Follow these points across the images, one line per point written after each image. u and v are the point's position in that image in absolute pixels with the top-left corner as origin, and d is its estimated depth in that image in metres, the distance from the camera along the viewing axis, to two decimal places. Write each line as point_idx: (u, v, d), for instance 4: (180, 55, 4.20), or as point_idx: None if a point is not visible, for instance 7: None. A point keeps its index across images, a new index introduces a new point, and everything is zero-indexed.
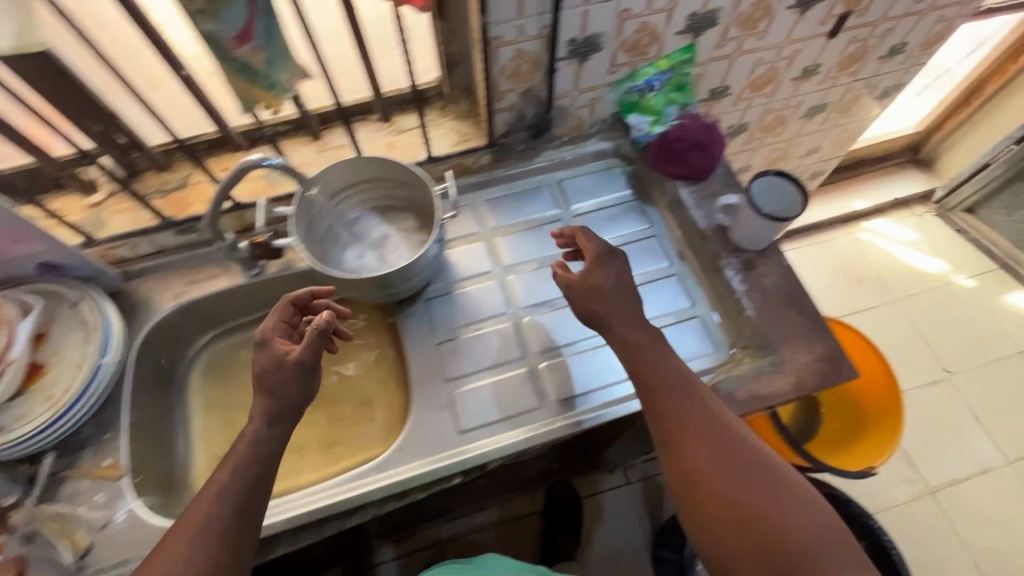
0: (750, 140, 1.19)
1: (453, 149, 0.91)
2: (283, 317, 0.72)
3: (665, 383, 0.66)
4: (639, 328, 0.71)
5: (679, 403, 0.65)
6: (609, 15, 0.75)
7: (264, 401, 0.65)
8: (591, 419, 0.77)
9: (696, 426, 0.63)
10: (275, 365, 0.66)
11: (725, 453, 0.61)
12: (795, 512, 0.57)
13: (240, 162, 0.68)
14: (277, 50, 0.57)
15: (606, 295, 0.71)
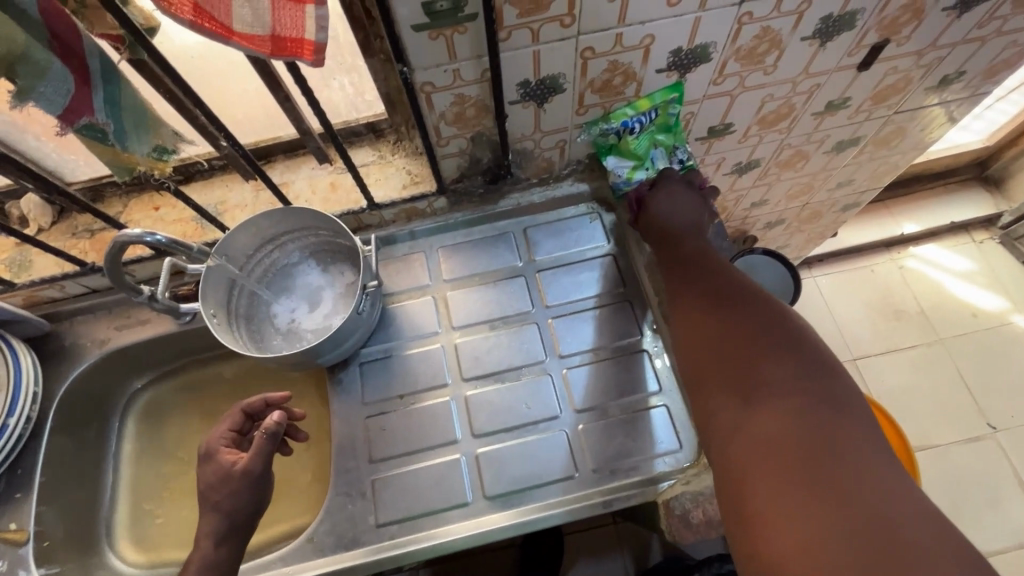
0: (765, 175, 1.02)
1: (402, 194, 0.81)
2: (233, 425, 0.64)
3: (694, 259, 0.69)
4: (697, 241, 0.71)
5: (707, 272, 0.67)
6: (566, 55, 0.62)
7: (212, 520, 0.58)
8: (624, 498, 0.69)
9: (710, 282, 0.65)
10: (221, 482, 0.58)
11: (738, 305, 0.61)
12: (797, 381, 0.52)
13: (116, 235, 0.60)
14: (130, 120, 0.48)
15: (668, 218, 0.74)
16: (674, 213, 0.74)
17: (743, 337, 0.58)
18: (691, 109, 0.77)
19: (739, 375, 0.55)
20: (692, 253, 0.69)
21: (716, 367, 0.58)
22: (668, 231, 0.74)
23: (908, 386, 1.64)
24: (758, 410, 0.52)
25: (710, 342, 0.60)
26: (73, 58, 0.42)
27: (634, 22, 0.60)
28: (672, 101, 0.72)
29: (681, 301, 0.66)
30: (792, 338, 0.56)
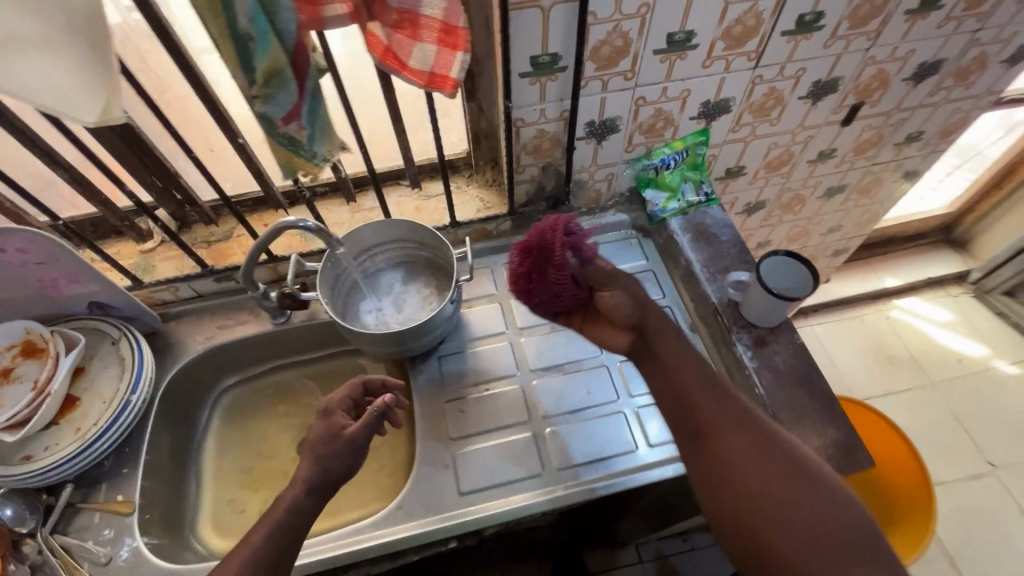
0: (770, 217, 1.21)
1: (476, 216, 0.96)
2: (349, 394, 0.73)
3: (715, 404, 0.66)
4: (692, 367, 0.70)
5: (726, 421, 0.65)
6: (625, 101, 0.81)
7: (310, 469, 0.65)
8: (659, 471, 0.77)
9: (738, 434, 0.64)
10: (329, 439, 0.67)
11: (766, 459, 0.62)
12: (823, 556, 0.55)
13: (275, 222, 0.73)
14: (319, 128, 0.63)
15: (660, 325, 0.74)
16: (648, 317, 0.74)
17: (784, 496, 0.59)
18: (713, 152, 0.96)
19: (771, 556, 0.57)
20: (708, 397, 0.67)
21: (768, 533, 0.58)
22: (669, 359, 0.71)
23: (908, 426, 1.74)
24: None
25: (757, 503, 0.60)
26: (300, 78, 0.58)
27: (677, 78, 0.79)
28: (701, 143, 0.91)
29: (717, 454, 0.63)
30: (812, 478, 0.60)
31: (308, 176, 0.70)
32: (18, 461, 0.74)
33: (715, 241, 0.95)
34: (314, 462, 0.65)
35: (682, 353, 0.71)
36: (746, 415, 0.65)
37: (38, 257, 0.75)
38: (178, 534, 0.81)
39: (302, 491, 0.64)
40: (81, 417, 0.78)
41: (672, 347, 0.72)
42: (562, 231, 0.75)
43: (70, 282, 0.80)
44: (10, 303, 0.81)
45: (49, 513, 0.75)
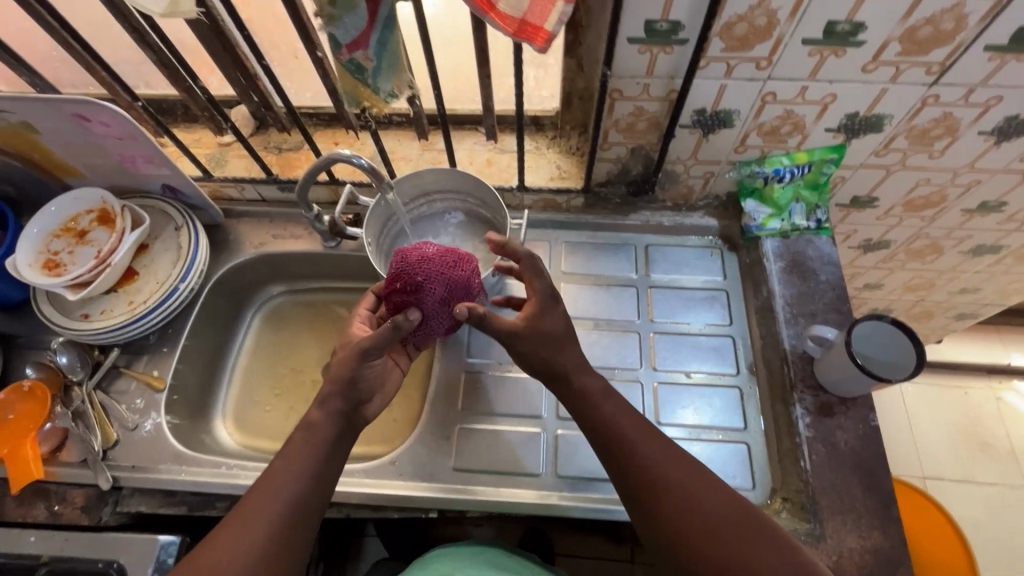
0: (889, 259, 1.02)
1: (548, 184, 0.88)
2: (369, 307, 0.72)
3: (664, 458, 0.61)
4: (604, 392, 0.66)
5: (677, 478, 0.59)
6: (750, 94, 0.67)
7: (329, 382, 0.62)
8: None
9: (683, 491, 0.58)
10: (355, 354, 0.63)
11: (720, 517, 0.57)
12: None
13: (332, 153, 0.70)
14: (386, 64, 0.57)
15: (561, 341, 0.66)
16: (574, 360, 0.66)
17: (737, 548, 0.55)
18: (843, 174, 0.79)
19: None
20: (650, 453, 0.61)
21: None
22: (612, 416, 0.64)
23: (977, 524, 1.51)
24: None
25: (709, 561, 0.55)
26: (373, 2, 0.51)
27: (823, 80, 0.64)
28: (829, 161, 0.75)
29: (666, 513, 0.57)
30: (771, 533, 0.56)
31: (372, 108, 0.65)
32: (78, 317, 0.81)
33: (810, 278, 0.81)
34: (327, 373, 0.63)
35: (621, 411, 0.65)
36: (690, 467, 0.60)
37: (119, 133, 0.77)
38: (199, 419, 0.88)
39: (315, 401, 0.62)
40: (135, 292, 0.83)
41: (607, 400, 0.65)
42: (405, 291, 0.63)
43: (146, 163, 0.83)
44: (93, 169, 0.85)
45: (96, 370, 0.82)
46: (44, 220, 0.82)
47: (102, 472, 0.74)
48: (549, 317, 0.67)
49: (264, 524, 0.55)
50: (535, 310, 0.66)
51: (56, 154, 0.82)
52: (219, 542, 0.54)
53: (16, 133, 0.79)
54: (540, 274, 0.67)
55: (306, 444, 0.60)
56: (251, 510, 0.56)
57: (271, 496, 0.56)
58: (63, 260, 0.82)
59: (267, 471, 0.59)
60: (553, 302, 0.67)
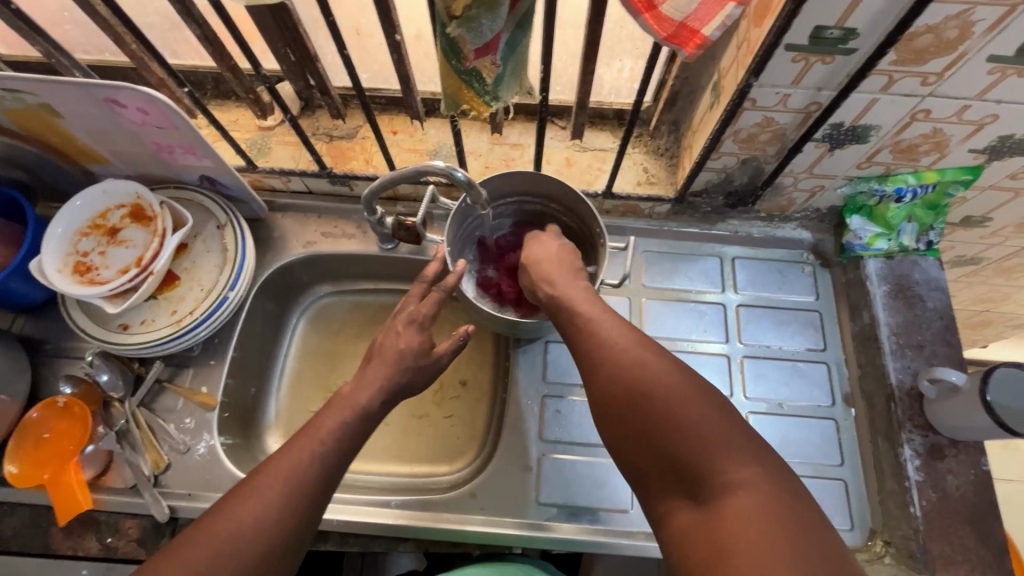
0: (973, 274, 0.97)
1: (634, 189, 0.80)
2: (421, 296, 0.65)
3: (608, 333, 0.54)
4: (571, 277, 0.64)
5: (612, 344, 0.53)
6: (902, 109, 0.59)
7: (389, 378, 0.59)
8: None
9: (617, 359, 0.51)
10: (417, 357, 0.61)
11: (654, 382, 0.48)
12: (724, 440, 0.44)
13: (423, 163, 0.61)
14: (511, 65, 0.48)
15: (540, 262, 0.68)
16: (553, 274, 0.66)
17: (664, 416, 0.46)
18: (966, 195, 0.72)
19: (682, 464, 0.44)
20: (609, 329, 0.55)
21: (654, 466, 0.46)
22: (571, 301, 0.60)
23: None
24: (717, 505, 0.41)
25: (633, 424, 0.47)
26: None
27: (991, 99, 0.56)
28: (960, 182, 0.68)
29: (598, 387, 0.51)
30: (714, 405, 0.46)
31: (472, 114, 0.53)
32: (116, 328, 0.73)
33: (917, 305, 0.76)
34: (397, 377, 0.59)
35: (589, 303, 0.60)
36: (635, 338, 0.53)
37: (159, 121, 0.66)
38: (251, 435, 0.81)
39: None
40: (178, 299, 0.75)
41: (580, 294, 0.61)
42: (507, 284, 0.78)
43: (186, 153, 0.72)
44: (122, 158, 0.75)
45: (138, 385, 0.75)
46: (70, 217, 0.72)
47: (157, 502, 0.68)
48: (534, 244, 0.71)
49: (291, 487, 0.50)
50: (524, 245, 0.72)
51: (81, 140, 0.71)
52: (246, 498, 0.48)
53: (37, 117, 0.67)
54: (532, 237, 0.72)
55: (352, 421, 0.56)
56: (275, 466, 0.51)
57: (301, 462, 0.51)
58: (95, 264, 0.72)
59: (302, 430, 0.55)
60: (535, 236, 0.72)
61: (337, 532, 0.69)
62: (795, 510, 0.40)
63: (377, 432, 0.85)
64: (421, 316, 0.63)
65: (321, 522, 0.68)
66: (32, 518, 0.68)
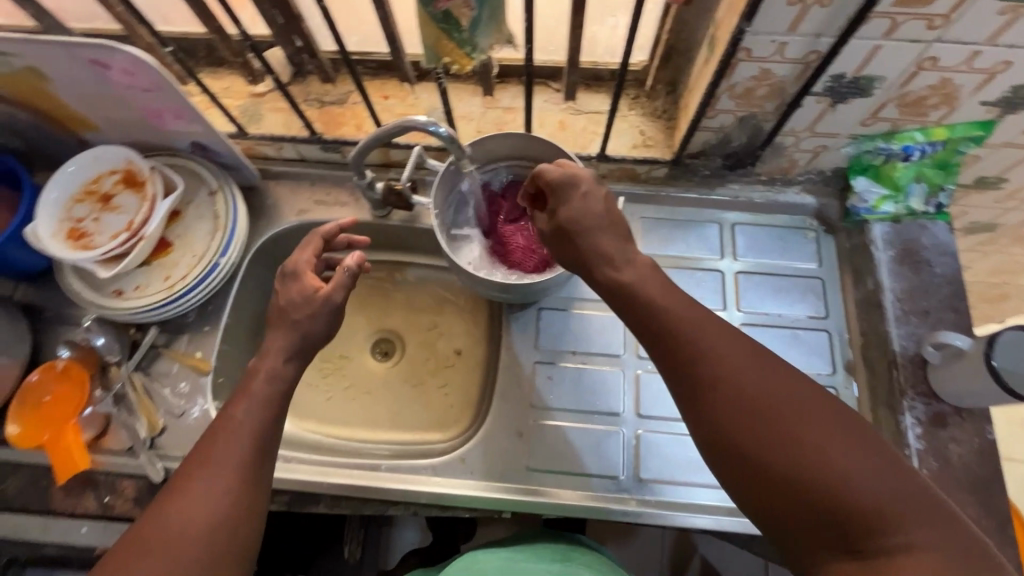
0: (989, 243, 0.93)
1: (630, 152, 0.77)
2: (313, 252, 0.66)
3: (717, 347, 0.48)
4: (630, 262, 0.56)
5: (735, 371, 0.47)
6: (907, 58, 0.56)
7: (286, 334, 0.60)
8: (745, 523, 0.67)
9: (734, 382, 0.46)
10: (304, 305, 0.61)
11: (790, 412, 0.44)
12: (877, 484, 0.41)
13: (405, 120, 0.60)
14: (488, 8, 0.47)
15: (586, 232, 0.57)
16: (607, 251, 0.56)
17: (811, 451, 0.42)
18: (979, 153, 0.69)
19: (837, 520, 0.41)
20: (717, 347, 0.48)
21: (795, 515, 0.42)
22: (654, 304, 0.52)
23: None
24: (886, 561, 0.39)
25: (771, 472, 0.43)
26: None
27: (1004, 44, 0.53)
28: (971, 139, 0.65)
29: (718, 416, 0.46)
30: (861, 439, 0.43)
31: (453, 68, 0.52)
32: (111, 293, 0.74)
33: (924, 270, 0.73)
34: (292, 328, 0.60)
35: (679, 302, 0.52)
36: (752, 356, 0.48)
37: (145, 84, 0.66)
38: None
39: None
40: (171, 266, 0.76)
41: (660, 291, 0.53)
42: (506, 218, 0.76)
43: (175, 118, 0.72)
44: (113, 123, 0.75)
45: (134, 350, 0.75)
46: (63, 182, 0.72)
47: (153, 463, 0.69)
48: (567, 206, 0.57)
49: (225, 470, 0.52)
50: (553, 204, 0.58)
51: (72, 105, 0.71)
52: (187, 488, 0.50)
53: (25, 81, 0.67)
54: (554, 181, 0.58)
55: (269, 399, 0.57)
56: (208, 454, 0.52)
57: (229, 446, 0.53)
58: (89, 230, 0.73)
59: (222, 417, 0.56)
60: (568, 190, 0.58)
61: (328, 495, 0.69)
62: (962, 553, 0.39)
63: (372, 400, 0.86)
64: (297, 267, 0.64)
65: (311, 485, 0.68)
66: (32, 476, 0.70)
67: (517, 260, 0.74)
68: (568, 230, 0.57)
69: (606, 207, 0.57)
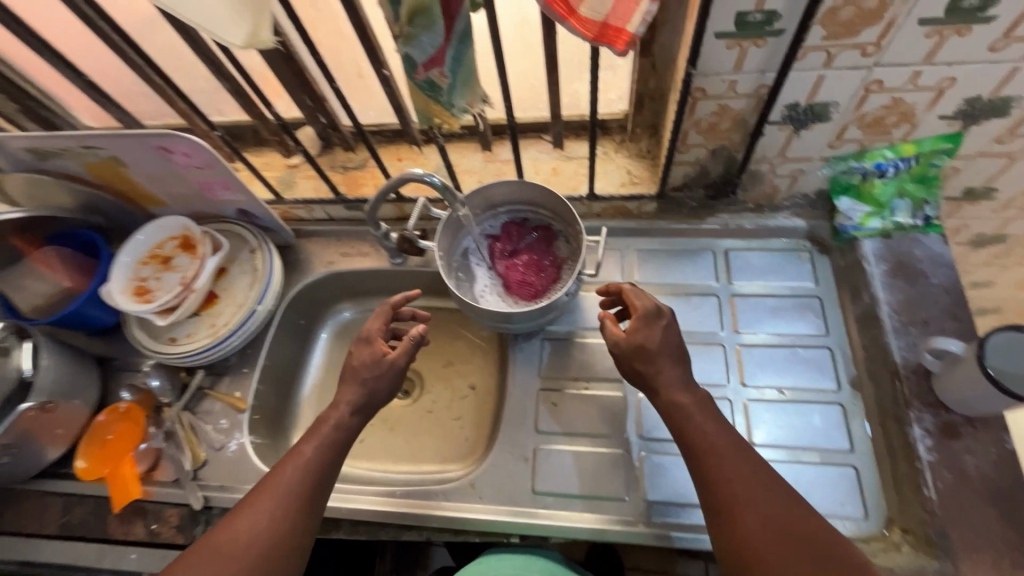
0: (1004, 255, 0.91)
1: (618, 190, 0.84)
2: (383, 321, 0.71)
3: (746, 476, 0.56)
4: (687, 391, 0.62)
5: (750, 500, 0.55)
6: (853, 84, 0.61)
7: (355, 391, 0.66)
8: None
9: (760, 514, 0.54)
10: (374, 366, 0.67)
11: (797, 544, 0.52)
12: None
13: (404, 172, 0.69)
14: (461, 75, 0.56)
15: (651, 359, 0.62)
16: (668, 376, 0.62)
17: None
18: (956, 165, 0.71)
19: None
20: (739, 475, 0.56)
21: None
22: (696, 425, 0.60)
23: None
24: None
25: None
26: (451, 17, 0.50)
27: (941, 62, 0.57)
28: (941, 152, 0.68)
29: (739, 535, 0.54)
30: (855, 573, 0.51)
31: (444, 127, 0.62)
32: (166, 341, 0.85)
33: (919, 281, 0.73)
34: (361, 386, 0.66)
35: (721, 432, 0.59)
36: (767, 487, 0.56)
37: (199, 163, 0.79)
38: (279, 437, 0.89)
39: (359, 399, 0.67)
40: (216, 315, 0.86)
41: (704, 416, 0.61)
42: (503, 251, 0.82)
43: (223, 190, 0.85)
44: (174, 197, 0.89)
45: (183, 391, 0.85)
46: (133, 248, 0.86)
47: (195, 492, 0.77)
48: (650, 332, 0.63)
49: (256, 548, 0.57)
50: (637, 323, 0.63)
51: (142, 185, 0.86)
52: (245, 513, 0.59)
53: (107, 167, 0.82)
54: (636, 297, 0.66)
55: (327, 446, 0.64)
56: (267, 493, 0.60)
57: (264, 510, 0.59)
58: (153, 287, 0.85)
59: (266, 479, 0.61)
60: (655, 318, 0.64)
61: (347, 520, 0.74)
62: None
63: (394, 435, 0.91)
64: (369, 332, 0.69)
65: (331, 510, 0.73)
66: (93, 507, 0.79)
67: (515, 292, 0.80)
68: (643, 349, 0.63)
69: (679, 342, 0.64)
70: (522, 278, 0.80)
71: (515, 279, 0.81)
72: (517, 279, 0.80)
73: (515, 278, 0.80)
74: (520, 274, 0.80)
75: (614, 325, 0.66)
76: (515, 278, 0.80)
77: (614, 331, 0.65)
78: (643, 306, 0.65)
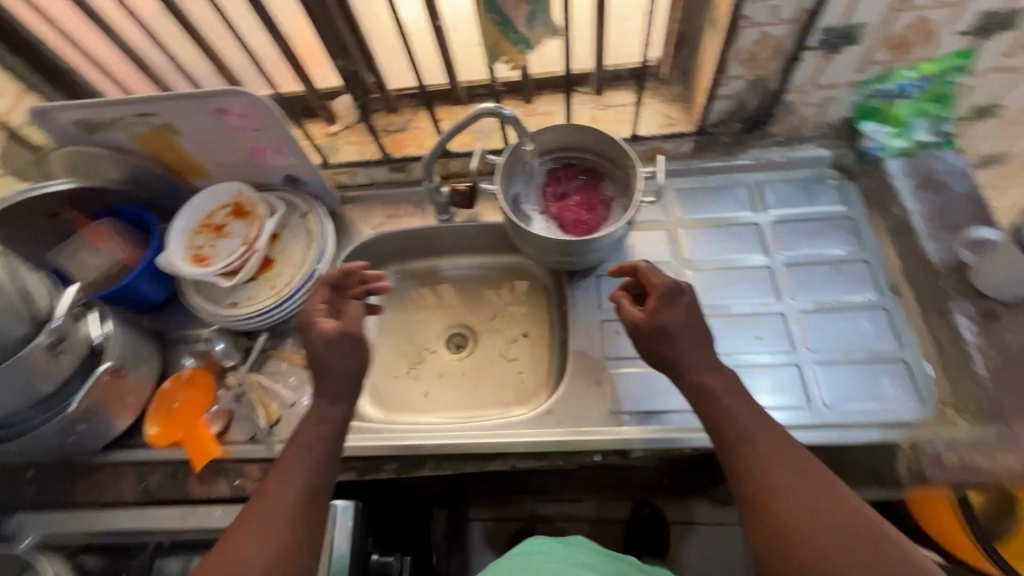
0: (1007, 176, 1.00)
1: (658, 131, 0.89)
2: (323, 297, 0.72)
3: (774, 462, 0.56)
4: (714, 372, 0.63)
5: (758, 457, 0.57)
6: (883, 4, 0.67)
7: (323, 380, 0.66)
8: (827, 435, 0.70)
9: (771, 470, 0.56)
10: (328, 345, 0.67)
11: (831, 536, 0.50)
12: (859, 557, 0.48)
13: (477, 110, 0.73)
14: (539, 5, 0.61)
15: (672, 340, 0.64)
16: (694, 358, 0.64)
17: (836, 556, 0.49)
18: (970, 82, 0.78)
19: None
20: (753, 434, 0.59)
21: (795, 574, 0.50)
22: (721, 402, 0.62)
23: None
24: None
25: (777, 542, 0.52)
26: None
27: None
28: (958, 68, 0.73)
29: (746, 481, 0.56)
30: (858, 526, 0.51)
31: (509, 64, 0.67)
32: (227, 305, 0.86)
33: (944, 191, 0.80)
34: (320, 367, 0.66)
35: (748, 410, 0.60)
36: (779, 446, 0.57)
37: (254, 124, 0.81)
38: None
39: None
40: (275, 277, 0.88)
41: (731, 394, 0.62)
42: (554, 194, 0.87)
43: (273, 153, 0.86)
44: (223, 166, 0.90)
45: (248, 354, 0.86)
46: (189, 214, 0.86)
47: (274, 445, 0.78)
48: (671, 311, 0.65)
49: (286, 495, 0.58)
50: (657, 303, 0.66)
51: (191, 154, 0.87)
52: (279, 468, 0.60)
53: (158, 136, 0.83)
54: (653, 274, 0.68)
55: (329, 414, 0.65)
56: (276, 486, 0.59)
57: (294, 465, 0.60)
58: (210, 253, 0.85)
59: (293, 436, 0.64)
60: (677, 295, 0.66)
61: (432, 456, 0.76)
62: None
63: (455, 385, 0.94)
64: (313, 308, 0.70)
65: (415, 447, 0.75)
66: (171, 470, 0.79)
67: (570, 231, 0.84)
68: (662, 328, 0.64)
69: (697, 321, 0.65)
70: (575, 219, 0.84)
71: (568, 220, 0.85)
72: (569, 220, 0.85)
73: (569, 219, 0.85)
74: (573, 215, 0.85)
75: (629, 305, 0.68)
76: (569, 218, 0.85)
77: (634, 313, 0.67)
78: (662, 290, 0.66)
